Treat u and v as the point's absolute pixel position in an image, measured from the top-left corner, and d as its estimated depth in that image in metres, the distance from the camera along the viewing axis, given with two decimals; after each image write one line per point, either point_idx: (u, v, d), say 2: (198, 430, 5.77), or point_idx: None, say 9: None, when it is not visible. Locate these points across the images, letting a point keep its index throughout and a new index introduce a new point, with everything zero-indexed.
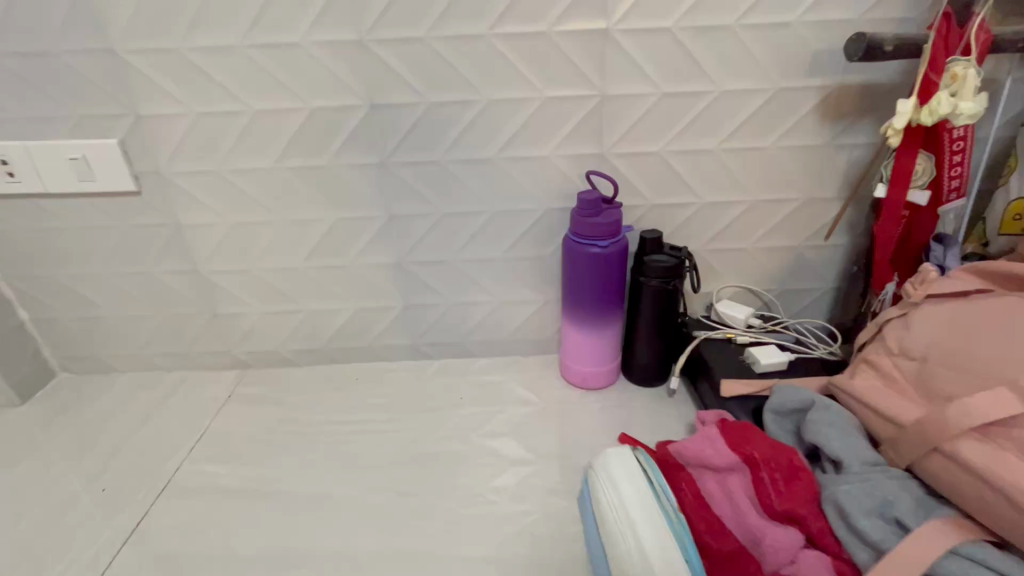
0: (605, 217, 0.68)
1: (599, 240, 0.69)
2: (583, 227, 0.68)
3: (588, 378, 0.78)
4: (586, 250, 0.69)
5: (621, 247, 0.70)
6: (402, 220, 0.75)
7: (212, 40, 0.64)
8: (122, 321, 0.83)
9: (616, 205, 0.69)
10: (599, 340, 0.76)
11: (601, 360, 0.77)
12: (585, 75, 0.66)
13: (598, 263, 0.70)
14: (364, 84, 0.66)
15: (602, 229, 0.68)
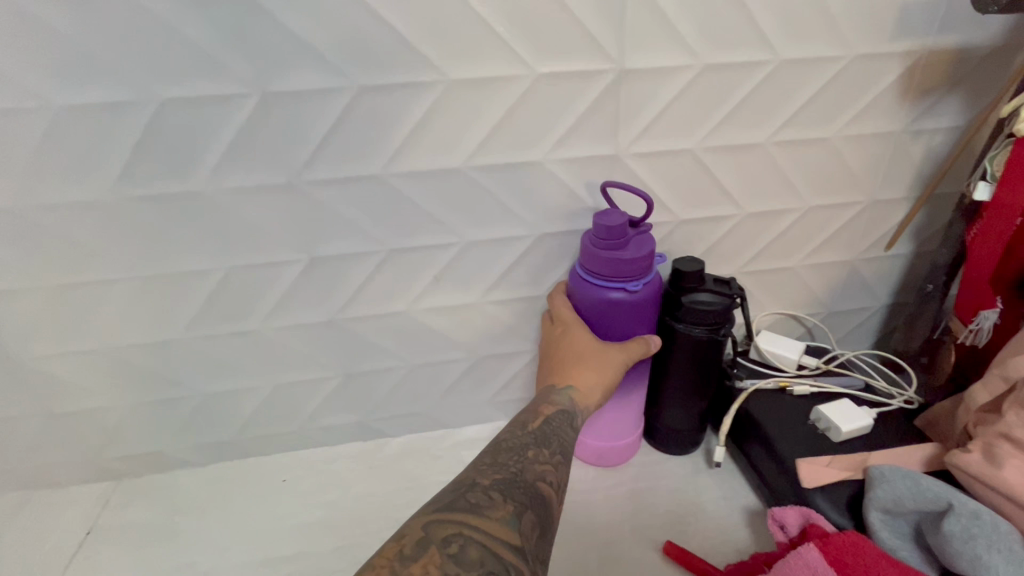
0: (636, 250, 0.47)
1: (627, 280, 0.48)
2: (605, 264, 0.48)
3: (604, 454, 0.59)
4: (607, 296, 0.49)
5: (654, 287, 0.50)
6: (331, 264, 0.50)
7: None
8: None
9: (646, 229, 0.49)
10: (620, 407, 0.56)
11: (621, 432, 0.58)
12: (594, 40, 0.44)
13: (624, 312, 0.50)
14: (243, 59, 0.40)
15: (631, 267, 0.47)
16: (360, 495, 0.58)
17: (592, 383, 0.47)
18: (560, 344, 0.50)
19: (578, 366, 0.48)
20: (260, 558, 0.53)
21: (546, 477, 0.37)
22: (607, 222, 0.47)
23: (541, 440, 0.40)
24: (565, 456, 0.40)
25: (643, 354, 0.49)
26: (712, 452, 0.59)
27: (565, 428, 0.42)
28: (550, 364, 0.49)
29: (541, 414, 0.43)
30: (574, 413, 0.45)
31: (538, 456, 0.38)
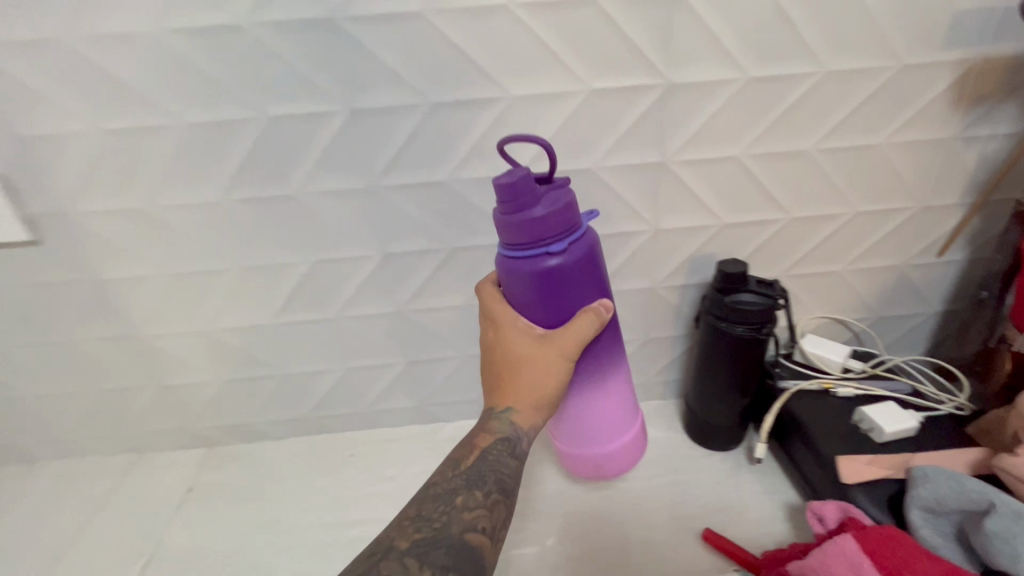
0: (545, 207, 0.40)
1: (549, 243, 0.40)
2: (518, 229, 0.40)
3: (602, 464, 0.52)
4: (534, 266, 0.41)
5: (586, 247, 0.42)
6: (400, 261, 0.57)
7: (118, 28, 0.44)
8: (45, 401, 0.64)
9: (559, 184, 0.41)
10: (601, 409, 0.49)
11: (611, 436, 0.51)
12: (643, 57, 0.48)
13: (557, 283, 0.41)
14: (337, 80, 0.47)
15: (548, 226, 0.40)
16: (419, 472, 0.64)
17: (538, 393, 0.43)
18: (495, 348, 0.44)
19: (518, 385, 0.43)
20: (333, 521, 0.60)
21: (477, 525, 0.36)
22: (508, 182, 0.39)
23: (474, 480, 0.39)
24: (501, 494, 0.39)
25: (592, 332, 0.42)
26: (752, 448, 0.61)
27: (501, 463, 0.41)
28: (490, 372, 0.45)
29: (478, 448, 0.42)
30: (518, 436, 0.43)
31: (468, 502, 0.37)
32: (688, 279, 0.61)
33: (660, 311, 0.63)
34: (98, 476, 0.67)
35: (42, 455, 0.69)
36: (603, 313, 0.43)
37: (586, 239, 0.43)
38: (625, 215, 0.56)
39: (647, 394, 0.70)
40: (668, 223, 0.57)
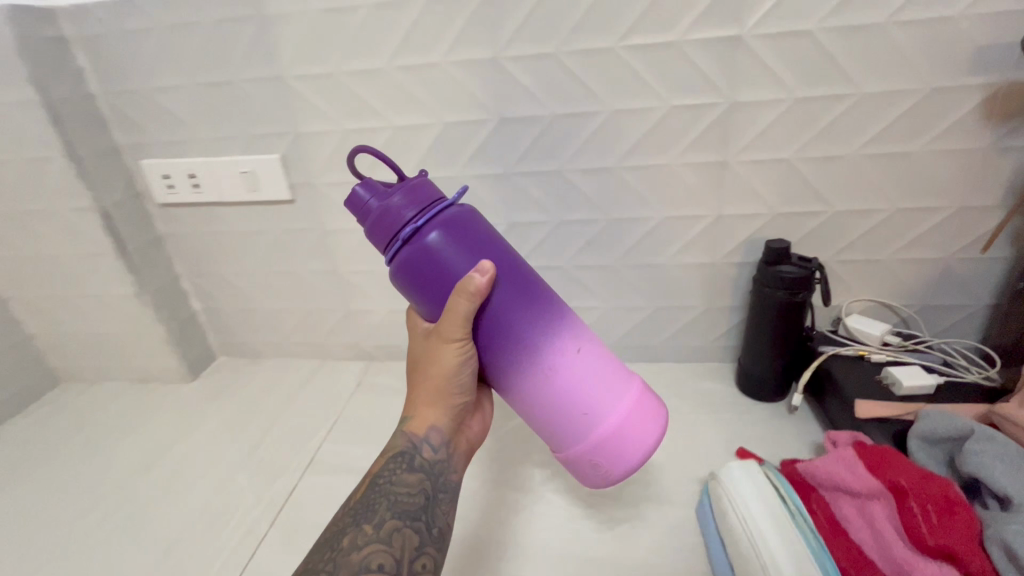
0: (393, 200, 0.49)
1: (408, 234, 0.49)
2: (376, 235, 0.50)
3: (597, 461, 0.52)
4: (403, 260, 0.50)
5: (443, 221, 0.49)
6: (519, 227, 0.78)
7: (364, 64, 0.69)
8: (272, 315, 0.93)
9: (408, 185, 0.50)
10: (554, 393, 0.51)
11: (585, 423, 0.51)
12: (712, 82, 0.65)
13: (426, 264, 0.49)
14: (493, 98, 0.69)
15: (391, 219, 0.49)
16: None
17: (435, 384, 0.55)
18: (415, 355, 0.58)
19: (425, 384, 0.56)
20: None
21: (373, 557, 0.46)
22: (356, 202, 0.50)
23: (368, 518, 0.49)
24: (397, 525, 0.48)
25: (466, 309, 0.48)
26: (791, 400, 0.74)
27: (389, 487, 0.52)
28: (415, 375, 0.58)
29: (378, 489, 0.52)
30: (412, 447, 0.55)
31: (359, 540, 0.47)
32: (746, 257, 0.75)
33: (721, 282, 0.78)
34: (297, 371, 0.96)
35: (260, 354, 0.99)
36: (475, 281, 0.48)
37: (445, 215, 0.50)
38: (693, 202, 0.73)
39: (707, 355, 0.84)
40: (728, 210, 0.72)
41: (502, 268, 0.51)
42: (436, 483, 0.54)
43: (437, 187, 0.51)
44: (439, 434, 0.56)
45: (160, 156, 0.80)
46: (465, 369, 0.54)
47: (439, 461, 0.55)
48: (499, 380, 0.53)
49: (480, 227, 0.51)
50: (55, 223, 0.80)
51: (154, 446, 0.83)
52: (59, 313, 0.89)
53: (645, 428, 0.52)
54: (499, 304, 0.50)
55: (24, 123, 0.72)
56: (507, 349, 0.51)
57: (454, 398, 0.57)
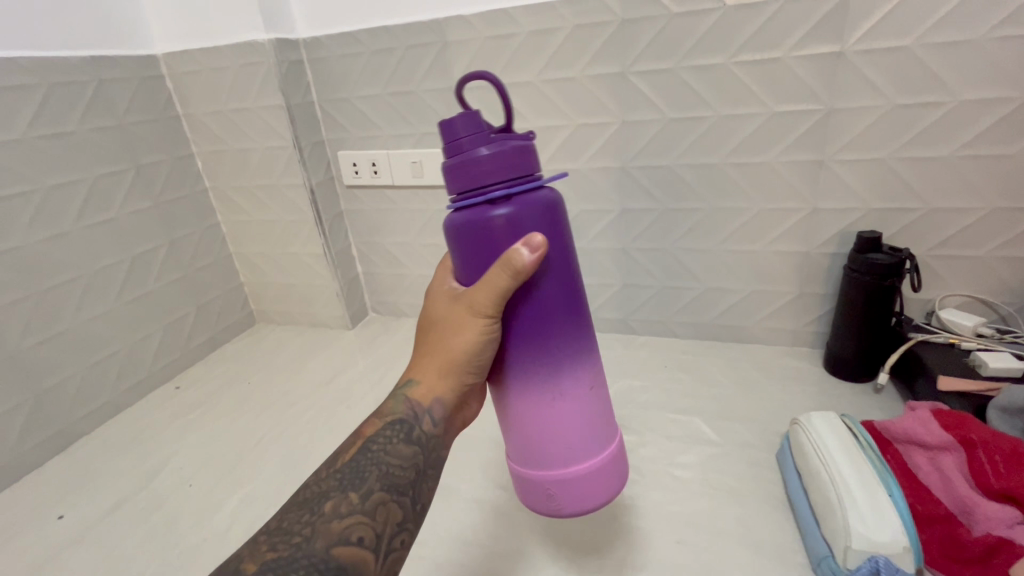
0: (489, 150, 0.49)
1: (489, 190, 0.50)
2: (457, 173, 0.51)
3: (553, 496, 0.57)
4: (470, 213, 0.51)
5: (529, 201, 0.51)
6: (632, 213, 0.92)
7: (516, 78, 0.88)
8: (417, 280, 1.15)
9: (508, 145, 0.50)
10: (550, 418, 0.56)
11: (568, 457, 0.57)
12: (814, 92, 0.75)
13: (490, 228, 0.50)
14: (618, 104, 0.84)
15: (479, 167, 0.49)
16: (620, 356, 0.98)
17: (443, 351, 0.58)
18: (429, 311, 0.60)
19: (434, 349, 0.59)
20: None
21: (353, 529, 0.50)
22: (453, 131, 0.50)
23: (352, 484, 0.53)
24: (379, 497, 0.52)
25: (506, 284, 0.50)
26: (877, 379, 0.81)
27: (381, 455, 0.55)
28: (423, 332, 0.61)
29: (366, 449, 0.55)
30: (413, 417, 0.58)
31: (342, 508, 0.51)
32: (839, 248, 0.83)
33: (814, 270, 0.86)
34: None
35: (403, 313, 1.21)
36: (521, 259, 0.49)
37: (525, 197, 0.51)
38: (791, 196, 0.82)
39: (798, 339, 0.92)
40: (824, 204, 0.81)
41: (560, 276, 0.53)
42: (428, 457, 0.57)
43: (535, 160, 0.51)
44: (440, 408, 0.59)
45: (352, 148, 1.05)
46: (484, 353, 0.55)
47: (434, 435, 0.58)
48: (506, 380, 0.57)
49: (554, 223, 0.52)
50: (276, 196, 1.07)
51: (330, 371, 1.04)
52: (266, 267, 1.17)
53: (612, 477, 0.58)
54: (544, 316, 0.53)
55: (269, 121, 1.00)
56: (533, 357, 0.54)
57: (462, 377, 0.58)
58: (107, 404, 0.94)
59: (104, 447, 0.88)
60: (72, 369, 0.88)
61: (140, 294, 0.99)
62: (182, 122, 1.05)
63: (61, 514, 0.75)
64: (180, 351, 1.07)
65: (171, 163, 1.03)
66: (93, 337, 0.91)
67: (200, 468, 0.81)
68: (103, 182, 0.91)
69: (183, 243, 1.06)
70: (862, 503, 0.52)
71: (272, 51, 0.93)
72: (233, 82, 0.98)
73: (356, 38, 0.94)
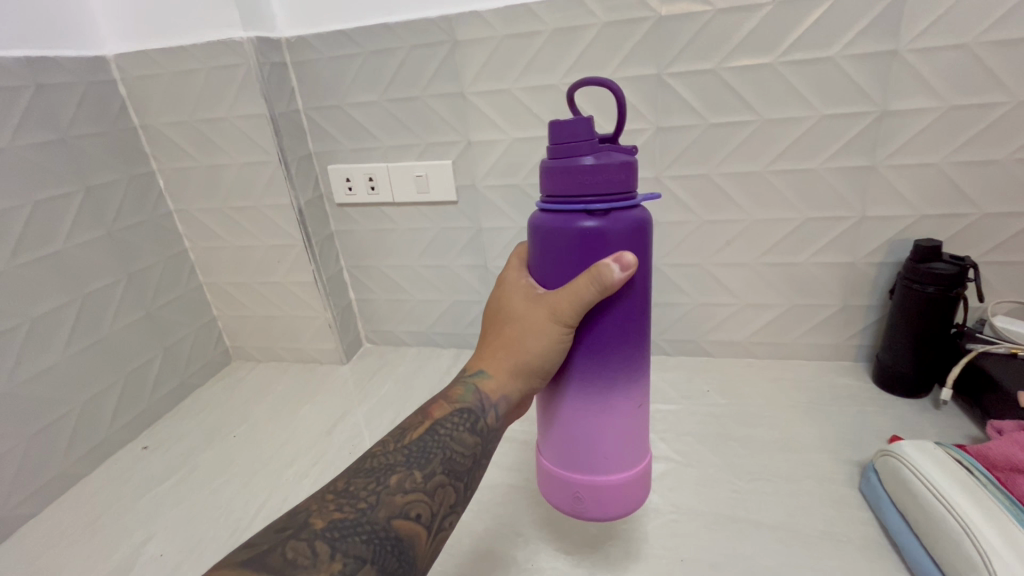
0: (594, 159, 0.42)
1: (588, 198, 0.43)
2: (555, 174, 0.43)
3: (582, 502, 0.51)
4: (558, 218, 0.44)
5: (627, 219, 0.43)
6: (664, 226, 0.85)
7: (538, 81, 0.79)
8: (420, 305, 1.03)
9: (617, 160, 0.42)
10: (597, 425, 0.49)
11: (602, 466, 0.50)
12: (867, 94, 0.71)
13: (580, 238, 0.43)
14: (652, 109, 0.77)
15: (582, 173, 0.42)
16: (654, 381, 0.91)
17: (512, 344, 0.50)
18: (499, 299, 0.52)
19: (500, 343, 0.51)
20: None
21: (414, 507, 0.41)
22: (566, 131, 0.42)
23: (418, 459, 0.44)
24: (443, 477, 0.44)
25: (588, 295, 0.42)
26: (936, 395, 0.76)
27: (447, 441, 0.46)
28: (491, 321, 0.53)
29: (432, 426, 0.47)
30: (479, 409, 0.49)
31: (407, 482, 0.42)
32: (886, 257, 0.79)
33: (860, 281, 0.82)
34: (439, 357, 1.05)
35: (403, 342, 1.09)
36: (610, 274, 0.41)
37: (616, 216, 0.43)
38: (838, 204, 0.77)
39: (839, 353, 0.88)
40: (873, 212, 0.77)
41: (639, 288, 0.46)
42: (487, 454, 0.49)
43: (638, 177, 0.44)
44: (506, 405, 0.50)
45: (345, 161, 0.93)
46: (553, 357, 0.47)
47: (495, 432, 0.50)
48: (559, 378, 0.49)
49: (643, 245, 0.44)
50: (255, 218, 0.93)
51: (329, 416, 0.91)
52: (243, 298, 1.02)
53: (643, 489, 0.53)
54: (615, 320, 0.46)
55: (248, 132, 0.86)
56: (594, 361, 0.47)
57: (533, 378, 0.49)
58: (58, 476, 0.78)
59: (58, 534, 0.72)
60: (13, 440, 0.72)
61: (95, 340, 0.83)
62: (139, 135, 0.90)
63: None
64: (145, 403, 0.91)
65: (128, 184, 0.88)
66: (39, 397, 0.75)
67: (186, 551, 0.67)
68: (45, 208, 0.76)
69: (144, 276, 0.91)
70: (1003, 547, 0.47)
71: (251, 51, 0.80)
72: (205, 88, 0.84)
73: (351, 37, 0.82)
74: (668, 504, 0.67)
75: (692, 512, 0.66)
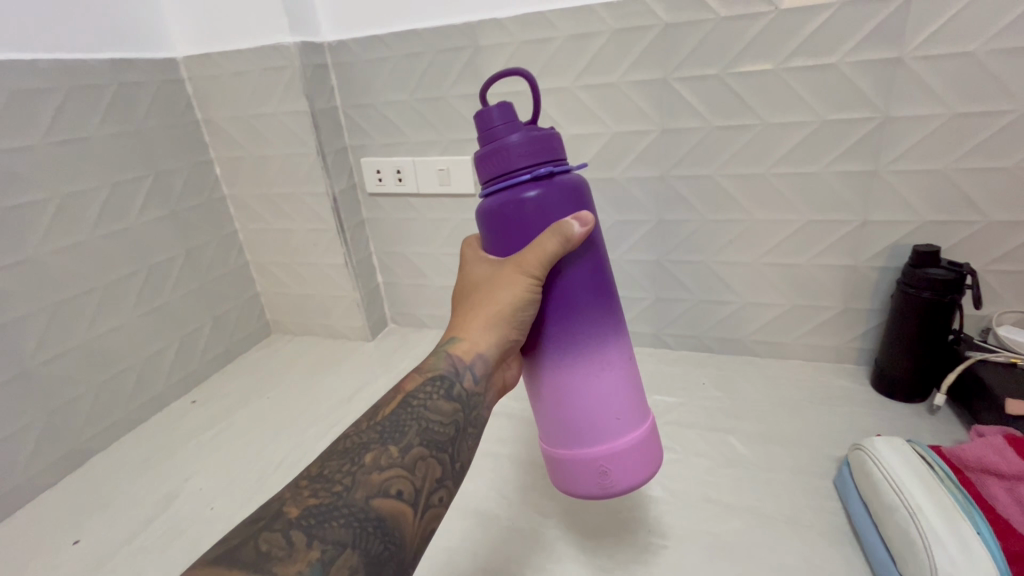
0: (520, 136, 0.49)
1: (528, 170, 0.49)
2: (495, 156, 0.49)
3: (608, 472, 0.53)
4: (511, 194, 0.49)
5: (566, 182, 0.50)
6: (668, 224, 0.89)
7: (552, 83, 0.84)
8: (440, 290, 1.11)
9: (539, 132, 0.49)
10: (598, 386, 0.52)
11: (615, 427, 0.53)
12: (870, 100, 0.72)
13: (540, 205, 0.49)
14: (659, 112, 0.81)
15: (524, 147, 0.48)
16: (654, 372, 0.95)
17: (481, 308, 0.53)
18: (464, 278, 0.56)
19: (471, 312, 0.54)
20: None
21: (390, 485, 0.44)
22: (485, 121, 0.50)
23: (391, 437, 0.47)
24: (418, 450, 0.47)
25: (556, 249, 0.48)
26: (932, 400, 0.77)
27: (421, 411, 0.49)
28: (459, 298, 0.56)
29: (406, 400, 0.50)
30: (454, 372, 0.52)
31: (382, 460, 0.46)
32: (889, 262, 0.80)
33: (862, 285, 0.83)
34: None
35: (423, 324, 1.18)
36: (573, 226, 0.47)
37: (554, 179, 0.49)
38: (839, 208, 0.79)
39: (841, 355, 0.89)
40: (874, 216, 0.78)
41: (594, 247, 0.52)
42: (468, 416, 0.51)
43: (562, 144, 0.51)
44: (483, 364, 0.52)
45: (376, 155, 1.02)
46: (527, 311, 0.51)
47: (475, 394, 0.52)
48: (551, 352, 0.52)
49: (586, 201, 0.51)
50: (296, 204, 1.04)
51: (352, 386, 1.00)
52: (282, 276, 1.13)
53: (656, 442, 0.56)
54: (583, 280, 0.51)
55: (292, 126, 0.96)
56: (579, 322, 0.51)
57: (509, 333, 0.52)
58: (122, 420, 0.91)
59: (121, 466, 0.85)
60: (87, 385, 0.85)
61: (157, 305, 0.95)
62: (201, 127, 1.02)
63: (76, 540, 0.72)
64: (196, 364, 1.04)
65: (190, 170, 1.00)
66: (109, 350, 0.88)
67: (221, 490, 0.78)
68: (120, 190, 0.88)
69: (199, 253, 1.03)
70: (946, 536, 0.49)
71: (296, 54, 0.90)
72: (256, 87, 0.95)
73: (384, 41, 0.91)
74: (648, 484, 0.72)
75: (669, 491, 0.70)
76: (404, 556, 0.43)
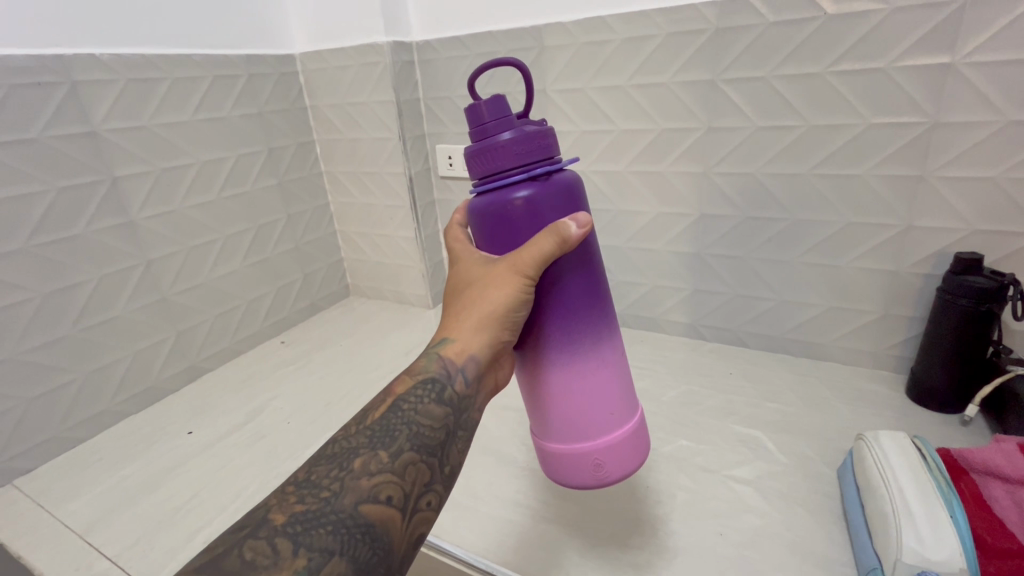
0: (513, 134, 0.53)
1: (523, 169, 0.53)
2: (490, 153, 0.53)
3: (601, 464, 0.57)
4: (507, 191, 0.53)
5: (561, 181, 0.54)
6: (709, 219, 0.93)
7: (607, 82, 0.92)
8: None
9: (532, 128, 0.53)
10: (592, 384, 0.56)
11: (608, 423, 0.57)
12: (917, 104, 0.73)
13: (532, 201, 0.53)
14: (704, 110, 0.86)
15: (518, 145, 0.52)
16: (685, 359, 0.99)
17: (473, 308, 0.56)
18: (456, 277, 0.59)
19: (463, 312, 0.57)
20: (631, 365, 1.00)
21: (377, 493, 0.46)
22: (478, 118, 0.54)
23: (379, 445, 0.49)
24: (406, 457, 0.49)
25: (552, 249, 0.51)
26: (965, 412, 0.76)
27: (411, 415, 0.51)
28: (451, 298, 0.59)
29: (394, 405, 0.52)
30: (445, 375, 0.54)
31: (371, 466, 0.48)
32: (933, 269, 0.79)
33: (904, 291, 0.83)
34: None
35: None
36: (570, 228, 0.51)
37: (548, 177, 0.54)
38: (882, 212, 0.80)
39: (878, 362, 0.89)
40: (919, 222, 0.78)
41: (586, 248, 0.55)
42: (458, 419, 0.54)
43: (555, 143, 0.55)
44: (474, 366, 0.55)
45: (449, 142, 1.15)
46: (520, 311, 0.54)
47: (465, 397, 0.55)
48: (547, 352, 0.56)
49: (579, 199, 0.55)
50: (378, 182, 1.20)
51: (411, 344, 1.14)
52: (363, 245, 1.30)
53: (644, 436, 0.60)
54: (577, 281, 0.55)
55: (380, 114, 1.12)
56: (575, 324, 0.55)
57: (502, 331, 0.55)
58: (228, 348, 1.11)
59: (223, 384, 1.05)
60: (205, 315, 1.06)
61: (262, 258, 1.15)
62: (308, 112, 1.20)
63: (189, 431, 0.92)
64: (287, 311, 1.23)
65: (296, 148, 1.19)
66: (225, 290, 1.09)
67: (297, 411, 0.95)
68: (243, 160, 1.08)
69: (298, 218, 1.22)
70: (919, 515, 0.52)
71: (388, 51, 1.05)
72: (354, 79, 1.11)
73: (463, 41, 1.03)
74: (658, 453, 0.78)
75: (676, 461, 0.76)
76: (391, 560, 0.45)
